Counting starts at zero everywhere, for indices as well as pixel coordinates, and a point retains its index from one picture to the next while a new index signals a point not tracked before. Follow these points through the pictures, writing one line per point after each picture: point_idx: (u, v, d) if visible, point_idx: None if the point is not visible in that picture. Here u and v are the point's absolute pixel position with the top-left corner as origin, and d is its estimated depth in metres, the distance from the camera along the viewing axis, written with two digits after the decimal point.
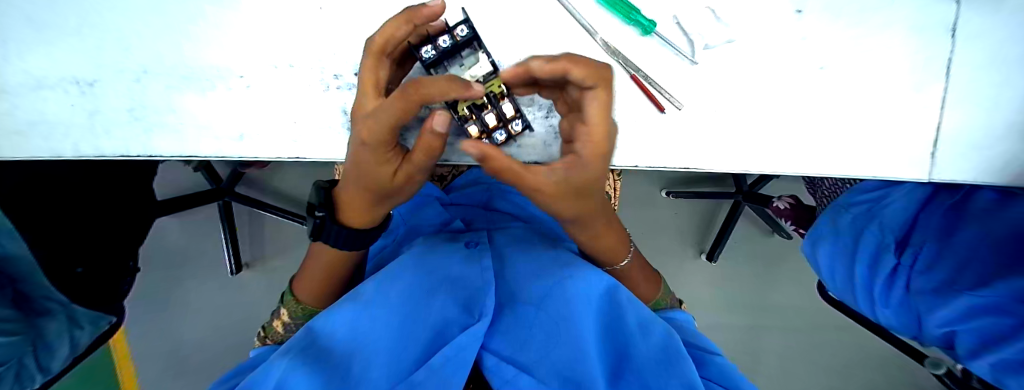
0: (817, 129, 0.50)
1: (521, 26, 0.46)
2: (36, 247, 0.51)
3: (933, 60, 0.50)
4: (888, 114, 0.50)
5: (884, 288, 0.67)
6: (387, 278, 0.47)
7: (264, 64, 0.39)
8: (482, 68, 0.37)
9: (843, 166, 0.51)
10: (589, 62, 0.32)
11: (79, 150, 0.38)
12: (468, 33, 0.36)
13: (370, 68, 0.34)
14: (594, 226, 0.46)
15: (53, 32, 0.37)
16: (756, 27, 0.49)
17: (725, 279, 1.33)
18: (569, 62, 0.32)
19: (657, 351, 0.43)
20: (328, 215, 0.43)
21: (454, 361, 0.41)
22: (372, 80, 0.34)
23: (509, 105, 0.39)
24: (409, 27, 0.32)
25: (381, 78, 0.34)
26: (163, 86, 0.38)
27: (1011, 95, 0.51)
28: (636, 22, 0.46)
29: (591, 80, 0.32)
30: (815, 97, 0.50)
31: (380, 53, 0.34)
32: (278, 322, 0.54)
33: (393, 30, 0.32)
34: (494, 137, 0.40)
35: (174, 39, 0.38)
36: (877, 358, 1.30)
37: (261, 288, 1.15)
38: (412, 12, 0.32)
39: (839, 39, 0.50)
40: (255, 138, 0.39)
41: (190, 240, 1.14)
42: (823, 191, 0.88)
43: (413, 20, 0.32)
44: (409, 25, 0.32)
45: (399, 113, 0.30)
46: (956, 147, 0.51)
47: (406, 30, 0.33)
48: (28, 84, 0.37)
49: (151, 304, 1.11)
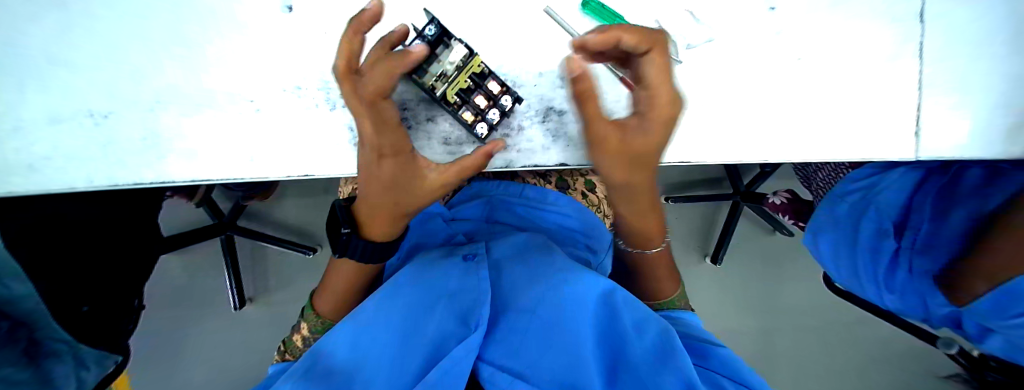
0: (802, 117, 0.52)
1: (512, 36, 0.47)
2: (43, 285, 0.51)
3: (905, 45, 0.53)
4: (869, 99, 0.53)
5: (888, 271, 0.69)
6: (386, 298, 0.48)
7: (272, 87, 0.41)
8: (458, 54, 0.39)
9: (832, 152, 0.52)
10: (641, 30, 0.37)
11: (94, 181, 0.39)
12: (435, 31, 0.39)
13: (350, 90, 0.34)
14: (640, 204, 0.48)
15: (66, 71, 0.39)
16: (736, 26, 0.51)
17: (731, 281, 1.32)
18: (620, 31, 0.37)
19: (648, 349, 0.44)
20: (355, 230, 0.44)
21: (452, 372, 0.41)
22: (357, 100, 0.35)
23: (495, 83, 0.42)
24: (359, 35, 0.33)
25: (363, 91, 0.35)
26: (174, 114, 0.40)
27: (978, 73, 0.53)
28: None
29: (645, 44, 0.37)
30: (797, 86, 0.52)
31: (349, 72, 0.34)
32: (298, 336, 0.55)
33: (348, 43, 0.33)
34: (488, 118, 0.43)
35: (186, 69, 0.40)
36: (887, 349, 1.29)
37: (266, 322, 1.14)
38: (357, 20, 0.33)
39: (814, 30, 0.52)
40: (264, 159, 0.41)
41: (193, 278, 1.13)
42: (818, 183, 0.89)
43: (362, 27, 0.33)
44: (359, 35, 0.33)
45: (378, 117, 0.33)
46: (940, 126, 0.53)
47: (360, 39, 0.34)
48: (44, 120, 0.38)
49: (157, 346, 1.09)
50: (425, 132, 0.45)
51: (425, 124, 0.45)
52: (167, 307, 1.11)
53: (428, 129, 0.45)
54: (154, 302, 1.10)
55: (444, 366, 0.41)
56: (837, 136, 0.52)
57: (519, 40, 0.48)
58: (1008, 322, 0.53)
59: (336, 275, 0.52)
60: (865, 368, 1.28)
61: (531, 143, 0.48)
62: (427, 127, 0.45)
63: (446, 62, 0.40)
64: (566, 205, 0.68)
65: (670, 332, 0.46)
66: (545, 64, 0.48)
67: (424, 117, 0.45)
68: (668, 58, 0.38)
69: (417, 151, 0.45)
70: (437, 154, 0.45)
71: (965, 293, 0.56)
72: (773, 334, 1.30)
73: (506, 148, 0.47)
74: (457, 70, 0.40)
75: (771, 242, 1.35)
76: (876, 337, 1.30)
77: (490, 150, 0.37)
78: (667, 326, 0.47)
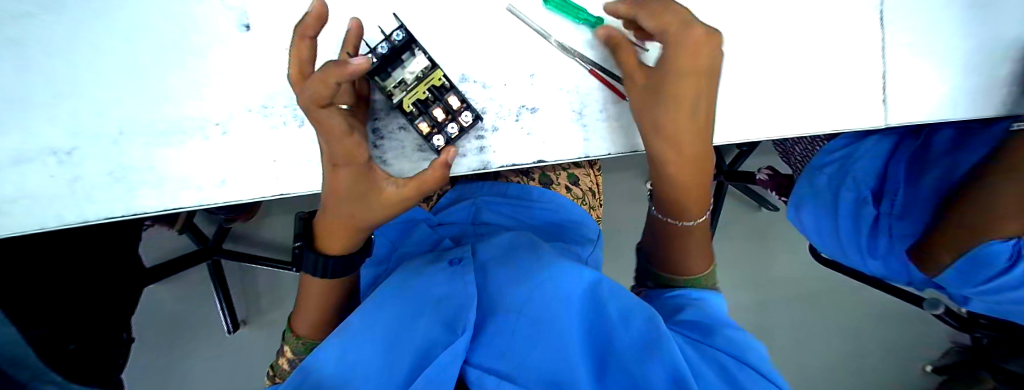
0: (771, 94, 0.53)
1: (477, 37, 0.47)
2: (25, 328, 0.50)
3: (865, 17, 0.54)
4: (833, 71, 0.54)
5: (869, 240, 0.72)
6: (373, 310, 0.48)
7: (240, 109, 0.40)
8: (420, 64, 0.41)
9: (803, 125, 0.53)
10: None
11: (63, 219, 0.38)
12: (403, 36, 0.39)
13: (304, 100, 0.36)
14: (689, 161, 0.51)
15: (25, 109, 0.38)
16: (702, 9, 0.52)
17: (723, 259, 1.34)
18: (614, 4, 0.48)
19: (636, 339, 0.44)
20: (306, 244, 0.45)
21: (439, 379, 0.41)
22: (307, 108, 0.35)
23: (455, 99, 0.42)
24: (307, 40, 0.34)
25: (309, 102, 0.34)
26: (140, 144, 0.39)
27: (936, 36, 0.55)
28: (584, 21, 0.49)
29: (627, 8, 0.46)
30: (764, 65, 0.53)
31: (301, 78, 0.35)
32: (282, 360, 0.54)
33: (296, 50, 0.35)
34: (447, 131, 0.42)
35: (148, 97, 0.39)
36: (878, 311, 1.33)
37: (263, 343, 1.13)
38: (301, 26, 0.34)
39: (777, 8, 0.53)
40: (237, 182, 0.40)
41: (184, 306, 1.11)
42: (796, 157, 0.91)
43: (306, 32, 0.34)
44: (304, 41, 0.34)
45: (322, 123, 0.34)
46: (904, 91, 0.55)
47: (306, 45, 0.34)
48: (6, 161, 0.37)
49: (152, 379, 1.07)
50: (396, 141, 0.45)
51: (397, 132, 0.45)
52: (160, 338, 1.09)
53: (400, 138, 0.45)
54: (146, 334, 1.08)
55: (429, 374, 0.40)
56: (806, 110, 0.53)
57: (486, 42, 0.48)
58: (975, 289, 0.57)
59: (307, 297, 0.51)
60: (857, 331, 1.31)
61: (506, 146, 0.48)
62: (399, 135, 0.45)
63: (406, 70, 0.41)
64: (552, 200, 0.70)
65: (657, 318, 0.46)
66: (513, 63, 0.48)
67: (397, 125, 0.45)
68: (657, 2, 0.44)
69: (390, 160, 0.45)
70: (408, 163, 0.45)
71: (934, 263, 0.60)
72: (768, 308, 1.33)
73: (482, 149, 0.47)
74: (416, 79, 0.41)
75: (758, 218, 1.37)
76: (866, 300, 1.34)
77: (447, 159, 0.38)
78: (655, 315, 0.47)
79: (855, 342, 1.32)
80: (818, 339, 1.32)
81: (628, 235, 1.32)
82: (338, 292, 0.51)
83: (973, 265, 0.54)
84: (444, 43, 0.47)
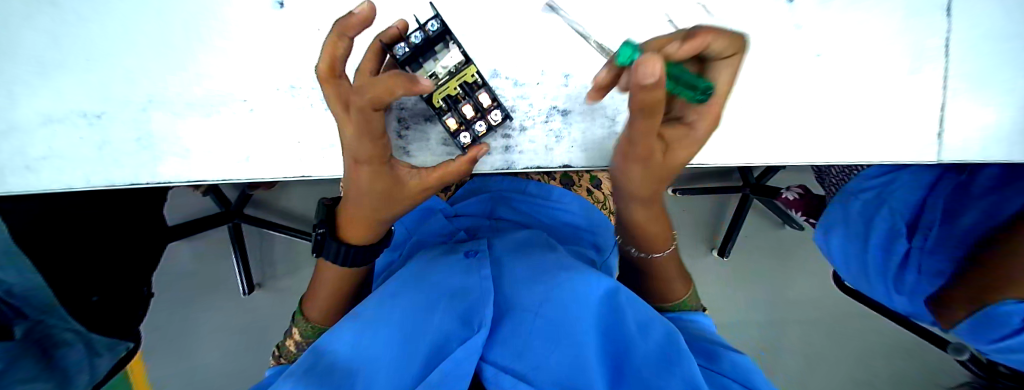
0: (817, 116, 0.50)
1: (512, 31, 0.46)
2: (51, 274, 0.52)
3: (931, 43, 0.50)
4: (888, 98, 0.50)
5: (898, 271, 0.68)
6: (385, 301, 0.48)
7: (266, 87, 0.40)
8: (453, 58, 0.39)
9: (847, 152, 0.50)
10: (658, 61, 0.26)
11: (90, 181, 0.39)
12: (439, 27, 0.37)
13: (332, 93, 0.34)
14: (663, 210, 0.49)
15: (59, 70, 0.38)
16: (757, 20, 0.48)
17: (735, 275, 1.31)
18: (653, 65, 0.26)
19: (655, 350, 0.44)
20: (329, 231, 0.44)
21: (454, 374, 0.42)
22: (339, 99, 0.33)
23: (486, 96, 0.41)
24: (345, 37, 0.33)
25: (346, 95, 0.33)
26: (168, 114, 0.39)
27: (1008, 70, 0.50)
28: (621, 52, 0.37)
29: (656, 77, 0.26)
30: (812, 85, 0.50)
31: (333, 76, 0.34)
32: (290, 341, 0.55)
33: (331, 47, 0.33)
34: (474, 128, 0.42)
35: (179, 69, 0.39)
36: (895, 345, 1.28)
37: (275, 308, 1.16)
38: (342, 25, 0.33)
39: (835, 24, 0.49)
40: (259, 160, 0.40)
41: (203, 264, 1.15)
42: (831, 180, 0.87)
43: (346, 31, 0.33)
44: (343, 40, 0.33)
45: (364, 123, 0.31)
46: (962, 126, 0.51)
47: (344, 44, 0.33)
48: (40, 120, 0.38)
49: (168, 331, 1.12)
50: (422, 132, 0.45)
51: (424, 124, 0.45)
52: (178, 292, 1.13)
53: (425, 130, 0.45)
54: (165, 287, 1.12)
55: (444, 368, 0.41)
56: (852, 137, 0.50)
57: (520, 37, 0.46)
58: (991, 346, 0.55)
59: (321, 285, 0.52)
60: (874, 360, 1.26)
61: (533, 145, 0.46)
62: (425, 127, 0.44)
63: (438, 64, 0.39)
64: (572, 202, 0.69)
65: (676, 334, 0.46)
66: (548, 62, 0.46)
67: (423, 116, 0.44)
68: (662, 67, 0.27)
69: (414, 152, 0.45)
70: (434, 158, 0.45)
71: (948, 313, 0.57)
72: (781, 326, 1.29)
73: (508, 148, 0.46)
74: (448, 75, 0.39)
75: (781, 235, 1.34)
76: (884, 331, 1.29)
77: (475, 154, 0.39)
78: (674, 330, 0.47)
79: (868, 373, 1.25)
80: (829, 366, 1.26)
81: None
82: (349, 282, 0.51)
83: (988, 318, 0.52)
84: (477, 35, 0.45)
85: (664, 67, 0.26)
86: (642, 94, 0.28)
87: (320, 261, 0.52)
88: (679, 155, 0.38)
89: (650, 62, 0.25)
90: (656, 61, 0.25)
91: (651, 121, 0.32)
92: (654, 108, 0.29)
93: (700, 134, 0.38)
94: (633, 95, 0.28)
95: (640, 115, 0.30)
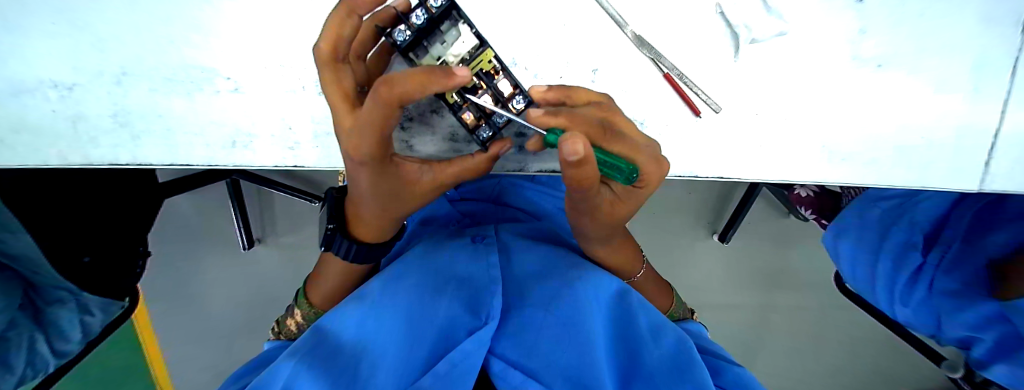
0: (859, 128, 0.45)
1: (536, 15, 0.41)
2: (55, 262, 0.52)
3: (998, 58, 0.44)
4: (947, 117, 0.45)
5: (908, 284, 0.67)
6: (392, 280, 0.45)
7: (253, 65, 0.38)
8: (464, 43, 0.33)
9: (886, 170, 0.46)
10: (568, 140, 0.24)
11: (65, 158, 0.38)
12: (443, 3, 0.31)
13: (333, 82, 0.30)
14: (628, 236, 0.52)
15: (23, 31, 0.36)
16: (809, 19, 0.43)
17: (734, 262, 1.31)
18: (564, 143, 0.25)
19: (670, 357, 0.42)
20: (340, 228, 0.42)
21: (462, 367, 0.39)
22: (341, 92, 0.30)
23: (506, 82, 0.36)
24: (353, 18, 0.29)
25: (349, 88, 0.30)
26: (145, 89, 0.38)
27: None
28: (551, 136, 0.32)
29: (571, 157, 0.25)
30: (864, 95, 0.45)
31: (334, 60, 0.30)
32: (290, 321, 0.55)
33: (337, 26, 0.29)
34: (494, 122, 0.37)
35: (153, 40, 0.37)
36: (882, 342, 1.29)
37: (276, 263, 1.16)
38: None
39: (900, 29, 0.44)
40: (247, 143, 0.40)
41: (201, 216, 1.13)
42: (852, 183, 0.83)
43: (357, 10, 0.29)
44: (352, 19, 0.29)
45: (378, 119, 0.26)
46: (1014, 153, 0.46)
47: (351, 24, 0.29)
48: (5, 89, 0.36)
49: (172, 279, 1.13)
50: (429, 125, 0.42)
51: (430, 116, 0.42)
52: (174, 240, 1.13)
53: (432, 122, 0.42)
54: (164, 235, 1.12)
55: (454, 358, 0.39)
56: (893, 155, 0.46)
57: (544, 22, 0.41)
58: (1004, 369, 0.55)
59: (328, 270, 0.52)
60: (858, 354, 1.29)
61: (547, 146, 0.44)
62: (432, 120, 0.42)
63: (449, 51, 0.33)
64: None
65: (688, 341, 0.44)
66: (572, 52, 0.41)
67: (429, 108, 0.42)
68: (592, 146, 0.25)
69: (418, 146, 0.42)
70: (440, 154, 0.43)
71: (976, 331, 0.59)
72: (772, 312, 1.30)
73: (521, 148, 0.44)
74: (462, 63, 0.33)
75: (783, 224, 1.32)
76: (874, 329, 1.30)
77: (497, 152, 0.35)
78: (684, 335, 0.45)
79: (848, 361, 1.28)
80: (810, 354, 1.29)
81: (645, 221, 1.29)
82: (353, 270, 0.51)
83: None
84: (494, 17, 0.40)
85: (587, 144, 0.25)
86: (572, 168, 0.27)
87: (325, 253, 0.52)
88: (626, 207, 0.38)
89: (572, 143, 0.24)
90: (575, 141, 0.24)
91: (591, 188, 0.31)
92: (588, 181, 0.29)
93: (647, 193, 0.36)
94: (565, 169, 0.27)
95: (574, 185, 0.30)
